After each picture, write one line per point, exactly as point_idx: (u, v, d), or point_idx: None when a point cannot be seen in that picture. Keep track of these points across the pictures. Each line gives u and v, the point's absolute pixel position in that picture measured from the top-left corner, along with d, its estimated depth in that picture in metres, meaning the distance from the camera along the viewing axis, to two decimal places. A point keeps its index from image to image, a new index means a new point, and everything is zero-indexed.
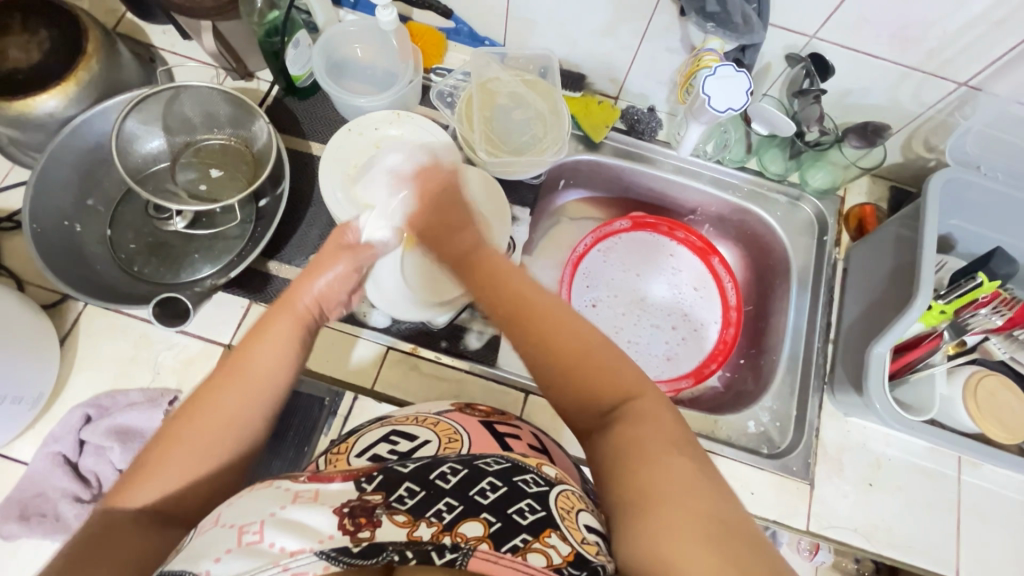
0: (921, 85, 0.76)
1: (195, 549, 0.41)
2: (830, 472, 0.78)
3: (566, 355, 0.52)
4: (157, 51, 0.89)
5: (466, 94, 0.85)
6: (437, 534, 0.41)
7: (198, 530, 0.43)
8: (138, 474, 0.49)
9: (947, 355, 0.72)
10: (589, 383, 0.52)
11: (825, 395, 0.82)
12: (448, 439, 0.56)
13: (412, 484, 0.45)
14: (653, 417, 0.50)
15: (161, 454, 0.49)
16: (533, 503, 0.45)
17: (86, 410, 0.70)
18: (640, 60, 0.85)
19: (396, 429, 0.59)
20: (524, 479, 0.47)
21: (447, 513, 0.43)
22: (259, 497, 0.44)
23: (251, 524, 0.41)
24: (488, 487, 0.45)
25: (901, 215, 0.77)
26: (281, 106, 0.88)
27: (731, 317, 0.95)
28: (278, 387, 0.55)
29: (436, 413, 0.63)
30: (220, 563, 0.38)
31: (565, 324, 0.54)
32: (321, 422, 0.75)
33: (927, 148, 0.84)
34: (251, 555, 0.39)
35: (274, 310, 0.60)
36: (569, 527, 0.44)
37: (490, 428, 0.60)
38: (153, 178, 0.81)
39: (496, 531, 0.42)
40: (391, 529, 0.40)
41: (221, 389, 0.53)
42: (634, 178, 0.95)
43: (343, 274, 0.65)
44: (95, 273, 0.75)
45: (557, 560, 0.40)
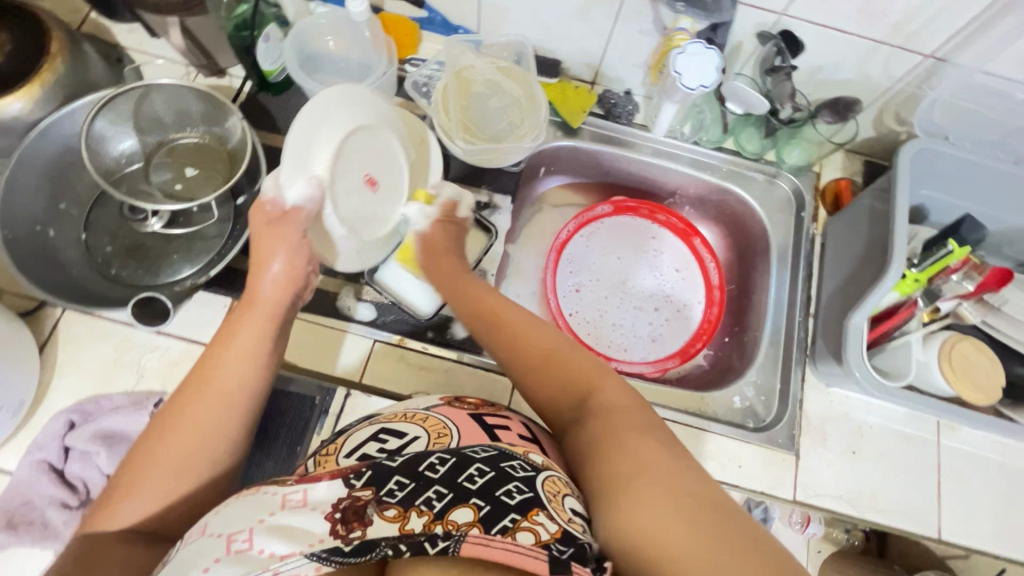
0: (890, 59, 0.77)
1: (183, 560, 0.41)
2: (815, 442, 0.80)
3: (540, 360, 0.61)
4: (124, 49, 0.88)
5: (443, 83, 0.84)
6: (429, 524, 0.41)
7: (186, 540, 0.43)
8: (119, 492, 0.50)
9: (924, 322, 0.73)
10: (554, 380, 0.59)
11: (807, 368, 0.84)
12: (437, 433, 0.55)
13: (402, 476, 0.45)
14: (618, 406, 0.55)
15: (137, 471, 0.51)
16: (520, 485, 0.45)
17: (70, 416, 0.70)
18: (614, 42, 0.85)
19: (386, 426, 0.58)
20: (511, 465, 0.48)
21: (437, 501, 0.43)
22: (246, 503, 0.44)
23: (239, 532, 0.41)
24: (477, 473, 0.46)
25: (874, 188, 0.79)
26: (255, 102, 0.87)
27: (715, 297, 0.96)
28: (251, 394, 0.56)
29: (424, 409, 0.61)
30: (211, 572, 0.39)
31: (532, 332, 0.63)
32: (315, 422, 0.74)
33: (899, 121, 0.85)
34: (242, 561, 0.40)
35: (240, 312, 0.62)
36: (556, 508, 0.45)
37: (479, 420, 0.59)
38: (127, 179, 0.80)
39: (486, 514, 0.42)
40: (381, 525, 0.41)
41: (192, 401, 0.54)
42: (614, 162, 0.96)
43: (293, 250, 0.65)
44: (72, 277, 0.74)
45: (546, 537, 0.41)
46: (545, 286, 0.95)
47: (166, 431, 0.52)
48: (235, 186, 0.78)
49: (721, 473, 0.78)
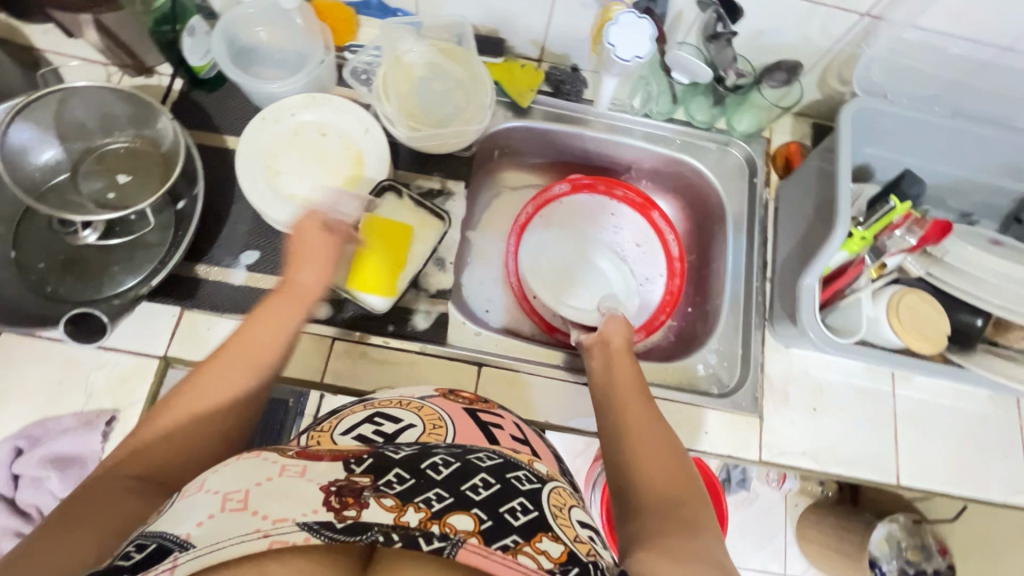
0: (827, 19, 0.77)
1: (177, 512, 0.41)
2: (777, 403, 0.82)
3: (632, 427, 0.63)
4: (41, 52, 0.82)
5: (382, 71, 0.81)
6: (425, 520, 0.40)
7: (180, 495, 0.43)
8: (143, 434, 0.51)
9: (872, 278, 0.75)
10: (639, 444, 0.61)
11: (767, 331, 0.85)
12: (432, 425, 0.56)
13: (402, 470, 0.45)
14: (662, 451, 0.60)
15: (165, 418, 0.52)
16: (525, 503, 0.45)
17: (16, 442, 0.67)
18: (556, 16, 0.83)
19: (381, 411, 0.58)
20: (515, 478, 0.48)
21: (436, 502, 0.42)
22: (245, 467, 0.44)
23: (235, 492, 0.41)
24: (481, 484, 0.45)
25: (821, 149, 0.80)
26: (189, 100, 0.83)
27: (676, 268, 0.97)
28: (275, 361, 0.59)
29: (418, 397, 0.63)
30: (203, 527, 0.38)
31: (623, 376, 0.71)
32: (289, 423, 0.81)
33: (841, 81, 0.86)
34: (232, 519, 0.39)
35: (274, 293, 0.64)
36: (562, 525, 0.45)
37: (473, 416, 0.61)
38: (55, 191, 0.75)
39: (488, 527, 0.41)
40: (377, 511, 0.40)
41: (226, 359, 0.57)
42: (568, 140, 0.95)
43: (320, 258, 0.68)
44: (4, 298, 0.70)
45: (548, 564, 0.40)
46: (508, 270, 0.95)
47: (199, 379, 0.55)
48: (173, 190, 0.75)
49: (689, 441, 0.79)
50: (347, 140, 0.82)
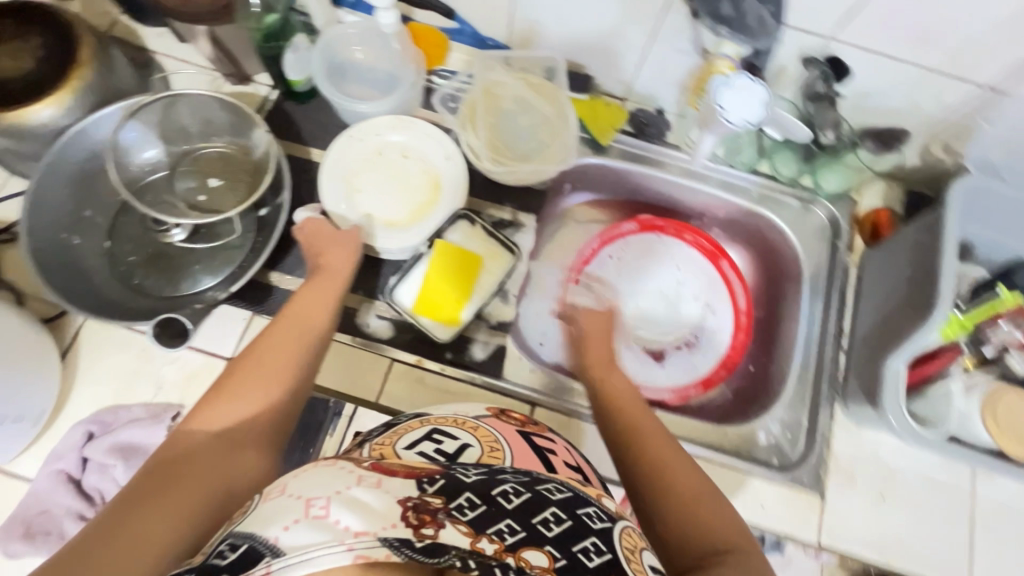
0: (942, 88, 0.73)
1: (260, 516, 0.40)
2: (842, 485, 0.77)
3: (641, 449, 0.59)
4: (153, 53, 0.87)
5: (471, 98, 0.83)
6: (500, 551, 0.40)
7: (264, 498, 0.43)
8: (208, 402, 0.55)
9: (965, 368, 0.71)
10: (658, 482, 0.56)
11: (837, 406, 0.81)
12: (490, 449, 0.56)
13: (473, 496, 0.44)
14: (677, 470, 0.56)
15: (225, 390, 0.56)
16: (598, 543, 0.43)
17: (88, 427, 0.70)
18: (649, 59, 0.82)
19: (439, 428, 0.58)
20: (587, 513, 0.45)
21: (509, 535, 0.41)
22: (324, 474, 0.44)
23: (317, 498, 0.40)
24: (553, 518, 0.44)
25: (919, 220, 0.75)
26: (281, 110, 0.86)
27: (741, 322, 0.93)
28: (321, 326, 0.65)
29: (474, 416, 0.62)
30: (290, 532, 0.37)
31: (619, 394, 0.67)
32: (326, 423, 0.74)
33: (947, 151, 0.82)
34: (318, 527, 0.38)
35: (315, 278, 0.70)
36: (636, 568, 0.42)
37: (528, 440, 0.59)
38: (150, 188, 0.79)
39: (562, 567, 0.40)
40: (454, 534, 0.40)
41: (275, 333, 0.62)
42: (642, 181, 0.93)
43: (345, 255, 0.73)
44: (94, 285, 0.74)
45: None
46: (566, 305, 0.92)
47: (252, 353, 0.60)
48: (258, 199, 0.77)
49: (743, 513, 0.75)
50: (426, 167, 0.83)
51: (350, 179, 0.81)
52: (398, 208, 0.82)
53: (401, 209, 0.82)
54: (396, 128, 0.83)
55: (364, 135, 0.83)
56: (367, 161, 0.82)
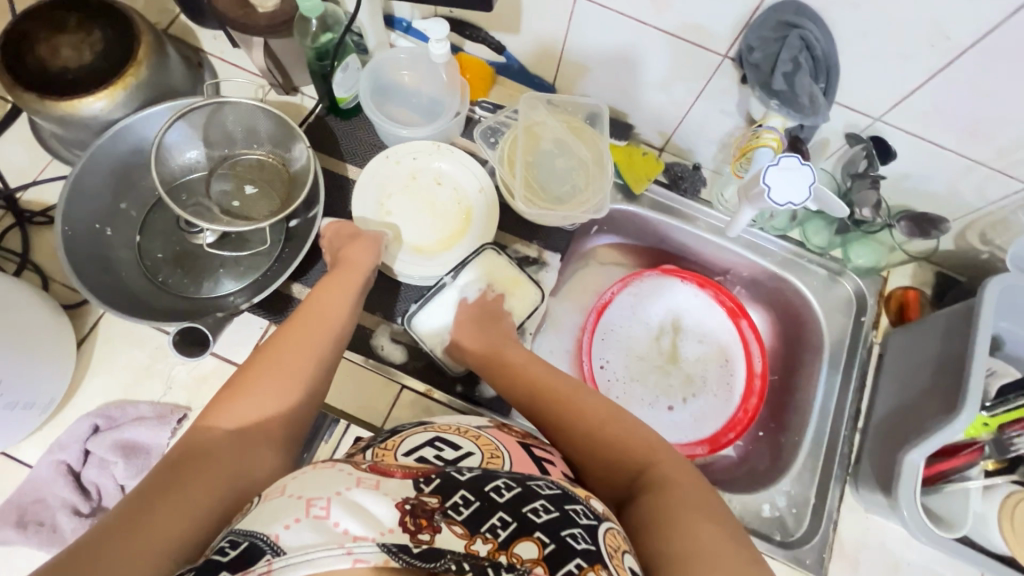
0: (986, 180, 0.72)
1: (261, 513, 0.40)
2: (844, 570, 0.75)
3: (590, 424, 0.61)
4: (206, 55, 0.89)
5: (512, 134, 0.84)
6: (493, 551, 0.39)
7: (266, 495, 0.42)
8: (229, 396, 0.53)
9: (986, 471, 0.68)
10: (604, 455, 0.58)
11: (847, 487, 0.79)
12: (489, 454, 0.53)
13: (468, 493, 0.43)
14: (673, 480, 0.53)
15: (244, 384, 0.55)
16: (585, 533, 0.42)
17: (95, 420, 0.70)
18: (692, 116, 0.82)
19: (441, 434, 0.56)
20: (575, 508, 0.45)
21: (501, 530, 0.41)
22: (323, 474, 0.43)
23: (318, 498, 0.40)
24: (542, 507, 0.43)
25: (951, 309, 0.73)
26: (323, 124, 0.87)
27: (755, 385, 0.91)
28: (340, 321, 0.66)
29: (478, 427, 0.60)
30: (291, 531, 0.38)
31: (586, 407, 0.62)
32: (325, 428, 0.73)
33: (983, 240, 0.81)
34: (318, 529, 0.38)
35: (337, 270, 0.71)
36: (617, 565, 0.42)
37: (528, 450, 0.57)
38: (186, 188, 0.80)
39: (552, 552, 0.40)
40: (449, 537, 0.39)
41: (299, 326, 0.62)
42: (670, 233, 0.93)
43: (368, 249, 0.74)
44: (120, 278, 0.75)
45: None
46: (581, 347, 0.93)
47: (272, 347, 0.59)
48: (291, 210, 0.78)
49: None
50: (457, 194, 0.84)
51: (385, 202, 0.83)
52: (427, 233, 0.82)
53: (431, 235, 0.83)
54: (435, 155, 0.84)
55: (402, 158, 0.84)
56: (403, 185, 0.84)
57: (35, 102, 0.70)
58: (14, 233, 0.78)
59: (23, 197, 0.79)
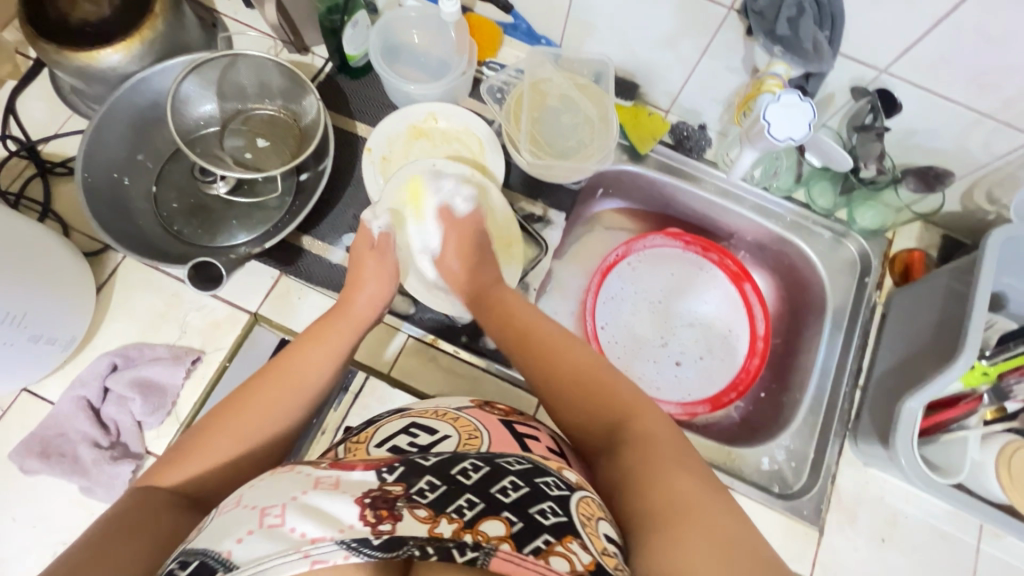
0: (993, 135, 0.72)
1: (218, 528, 0.40)
2: (842, 522, 0.76)
3: (577, 384, 0.58)
4: (220, 15, 0.90)
5: (518, 90, 0.85)
6: (458, 531, 0.39)
7: (219, 509, 0.42)
8: (180, 456, 0.51)
9: (985, 420, 0.68)
10: (594, 409, 0.57)
11: (846, 442, 0.80)
12: (467, 435, 0.53)
13: (433, 478, 0.43)
14: (656, 435, 0.52)
15: (200, 444, 0.52)
16: (555, 506, 0.42)
17: (113, 359, 0.72)
18: (698, 74, 0.83)
19: (416, 421, 0.56)
20: (546, 482, 0.45)
21: (467, 510, 0.41)
22: (281, 480, 0.43)
23: (272, 507, 0.40)
24: (510, 485, 0.43)
25: (954, 266, 0.73)
26: (333, 83, 0.88)
27: (757, 347, 0.92)
28: (316, 381, 0.60)
29: (455, 408, 0.59)
30: (243, 544, 0.37)
31: (573, 354, 0.61)
32: (332, 397, 0.76)
33: (989, 199, 0.80)
34: (274, 537, 0.38)
35: (331, 317, 0.67)
36: (590, 534, 0.41)
37: (509, 427, 0.57)
38: (202, 141, 0.83)
39: (519, 531, 0.39)
40: (411, 524, 0.38)
41: (270, 381, 0.57)
42: (676, 194, 0.93)
43: (381, 274, 0.72)
44: (137, 226, 0.77)
45: (580, 567, 0.37)
46: (585, 308, 0.94)
47: (245, 395, 0.56)
48: (301, 163, 0.79)
49: None
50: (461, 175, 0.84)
51: (382, 156, 0.83)
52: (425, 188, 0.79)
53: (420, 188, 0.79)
54: (447, 117, 0.85)
55: (413, 117, 0.85)
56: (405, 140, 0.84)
57: (56, 53, 0.72)
58: (36, 184, 0.81)
59: (44, 149, 0.82)
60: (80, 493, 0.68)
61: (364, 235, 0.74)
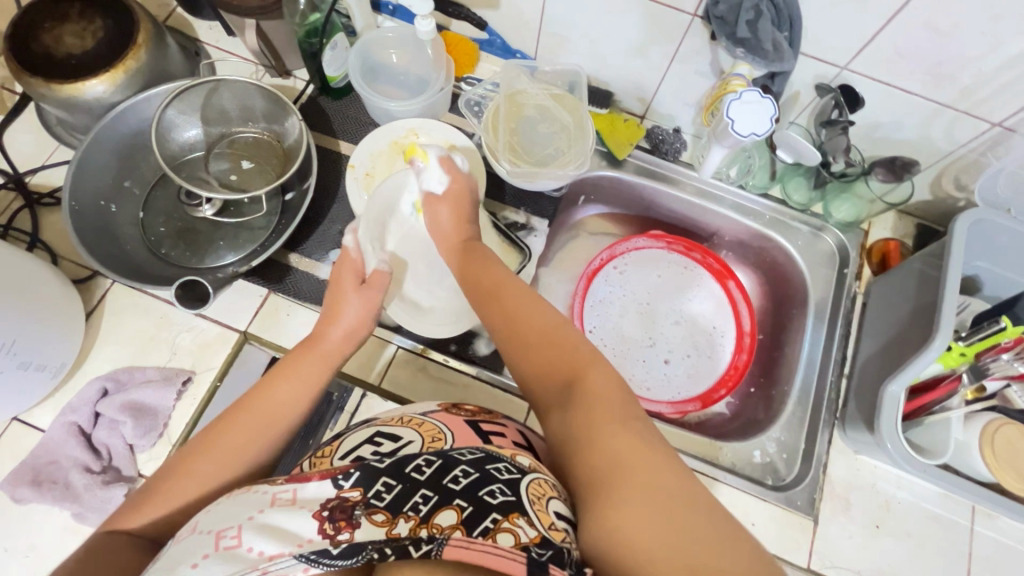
0: (954, 124, 0.75)
1: (175, 556, 0.41)
2: (836, 511, 0.77)
3: (531, 334, 0.57)
4: (203, 44, 0.93)
5: (495, 103, 0.87)
6: (414, 528, 0.41)
7: (176, 538, 0.44)
8: (145, 499, 0.51)
9: (967, 400, 0.70)
10: (547, 358, 0.55)
11: (836, 431, 0.81)
12: (431, 438, 0.54)
13: (389, 479, 0.44)
14: (604, 390, 0.51)
15: (169, 486, 0.51)
16: (504, 488, 0.45)
17: (104, 384, 0.73)
18: (669, 79, 0.85)
19: (380, 429, 0.57)
20: (496, 467, 0.47)
21: (423, 506, 0.43)
22: (238, 502, 0.45)
23: (228, 528, 0.42)
24: (461, 474, 0.45)
25: (926, 252, 0.75)
26: (315, 104, 0.90)
27: (744, 343, 0.92)
28: (293, 422, 0.57)
29: (422, 413, 0.60)
30: (199, 567, 0.40)
31: (539, 315, 0.58)
32: (328, 416, 0.76)
33: (957, 186, 0.83)
34: (230, 559, 0.40)
35: (299, 350, 0.62)
36: (538, 511, 0.44)
37: (475, 426, 0.58)
38: (188, 165, 0.84)
39: (469, 515, 0.42)
40: (369, 530, 0.41)
41: (238, 422, 0.55)
42: (656, 198, 0.95)
43: (364, 310, 0.67)
44: (125, 251, 0.78)
45: (524, 539, 0.40)
46: (572, 312, 0.94)
47: (214, 437, 0.54)
48: (285, 183, 0.80)
49: None
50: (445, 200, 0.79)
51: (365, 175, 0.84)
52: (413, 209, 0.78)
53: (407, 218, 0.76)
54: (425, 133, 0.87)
55: (391, 134, 0.86)
56: (387, 152, 0.86)
57: (41, 86, 0.74)
58: (24, 215, 0.82)
59: (31, 181, 0.83)
60: (73, 519, 0.68)
61: (352, 260, 0.69)
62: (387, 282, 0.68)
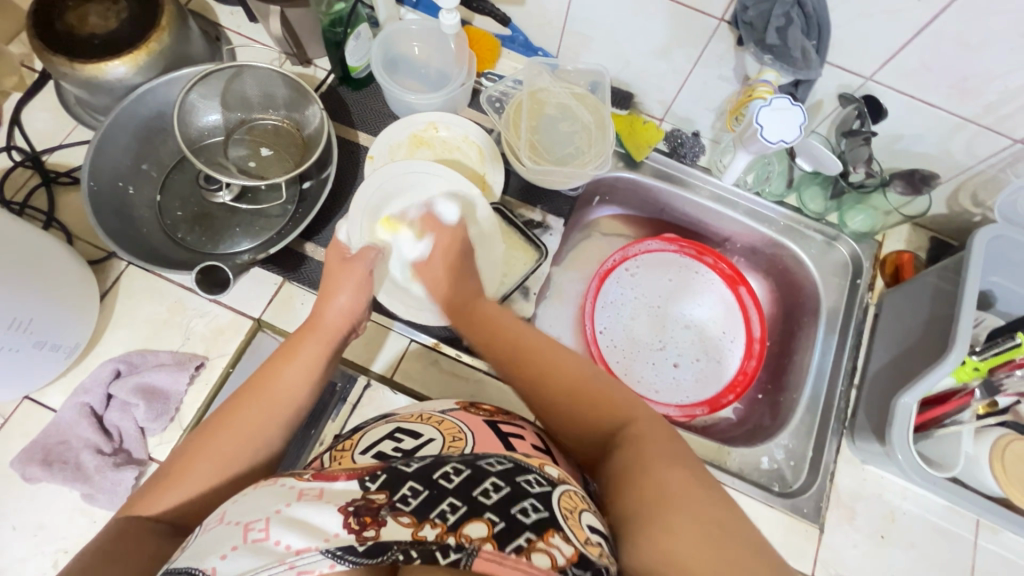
0: (976, 138, 0.75)
1: (201, 547, 0.41)
2: (842, 518, 0.77)
3: (564, 378, 0.59)
4: (224, 30, 0.93)
5: (517, 99, 0.88)
6: (442, 534, 0.41)
7: (202, 527, 0.44)
8: (160, 484, 0.51)
9: (978, 415, 0.71)
10: (587, 407, 0.57)
11: (844, 441, 0.81)
12: (452, 438, 0.54)
13: (416, 483, 0.44)
14: (651, 436, 0.52)
15: (178, 473, 0.51)
16: (536, 503, 0.44)
17: (117, 365, 0.73)
18: (691, 83, 0.85)
19: (400, 426, 0.57)
20: (527, 480, 0.46)
21: (451, 514, 0.42)
22: (264, 494, 0.45)
23: (256, 521, 0.41)
24: (491, 487, 0.45)
25: (941, 267, 0.76)
26: (335, 94, 0.90)
27: (754, 349, 0.93)
28: (296, 403, 0.58)
29: (441, 411, 0.60)
30: (227, 561, 0.39)
31: (571, 359, 0.61)
32: (332, 408, 0.76)
33: (974, 202, 0.83)
34: (257, 551, 0.39)
35: (303, 332, 0.63)
36: (572, 527, 0.43)
37: (494, 427, 0.58)
38: (206, 150, 0.84)
39: (501, 531, 0.41)
40: (396, 529, 0.40)
41: (243, 409, 0.55)
42: (672, 201, 0.95)
43: (359, 287, 0.67)
44: (141, 233, 0.78)
45: (561, 560, 0.40)
46: (583, 313, 0.93)
47: (222, 425, 0.54)
48: (304, 171, 0.81)
49: None
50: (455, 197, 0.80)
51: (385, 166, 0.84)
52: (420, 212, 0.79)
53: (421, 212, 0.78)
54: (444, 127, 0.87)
55: (411, 126, 0.86)
56: (407, 144, 0.86)
57: (65, 65, 0.74)
58: (40, 193, 0.81)
59: (49, 160, 0.83)
60: (82, 499, 0.68)
61: (337, 249, 0.70)
62: (372, 255, 0.70)
